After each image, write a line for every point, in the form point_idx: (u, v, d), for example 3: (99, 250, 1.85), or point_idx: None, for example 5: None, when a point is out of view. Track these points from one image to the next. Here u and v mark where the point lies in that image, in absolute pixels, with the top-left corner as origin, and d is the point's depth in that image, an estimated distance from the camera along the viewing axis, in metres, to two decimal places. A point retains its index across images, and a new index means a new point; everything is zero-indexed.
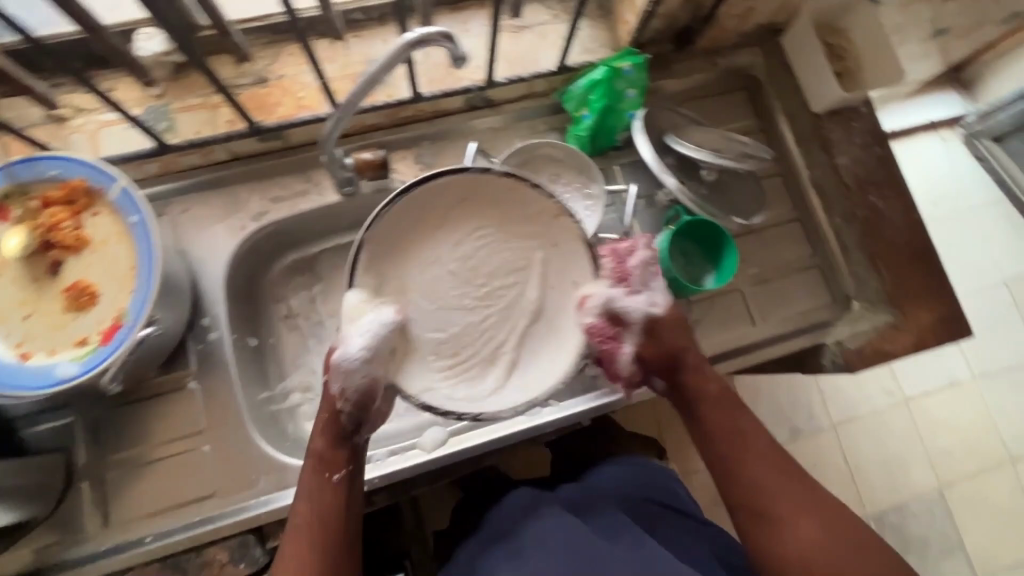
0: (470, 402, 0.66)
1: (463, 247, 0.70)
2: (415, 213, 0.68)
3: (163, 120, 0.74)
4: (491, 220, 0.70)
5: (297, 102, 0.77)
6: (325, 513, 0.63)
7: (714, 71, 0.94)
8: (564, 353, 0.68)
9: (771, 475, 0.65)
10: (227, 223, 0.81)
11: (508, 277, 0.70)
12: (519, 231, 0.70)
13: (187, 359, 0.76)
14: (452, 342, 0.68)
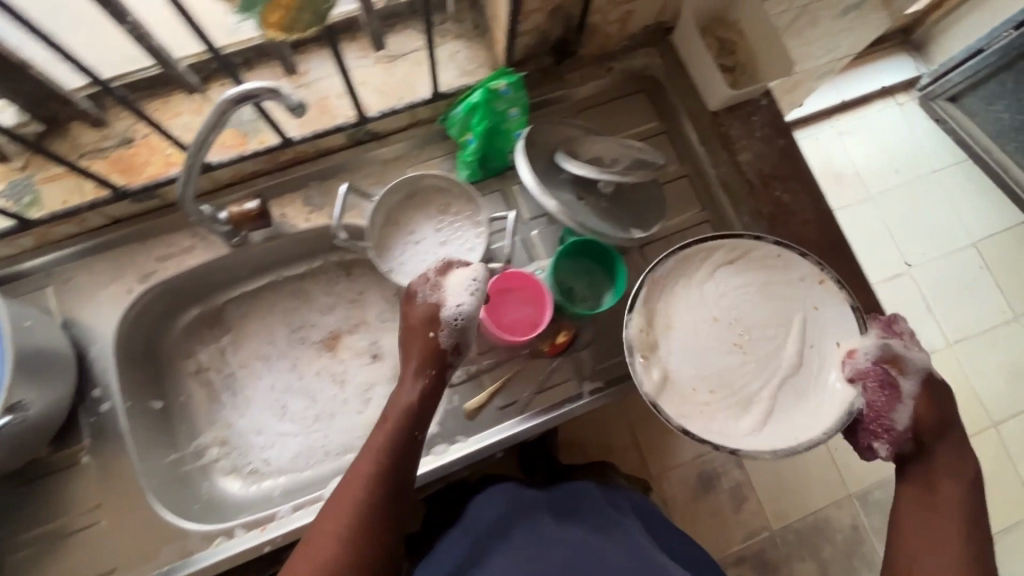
0: (730, 437, 0.71)
1: (728, 298, 0.76)
2: (676, 275, 0.76)
3: (27, 194, 0.73)
4: (756, 277, 0.77)
5: (164, 160, 0.75)
6: (394, 451, 0.67)
7: (608, 77, 0.91)
8: (824, 407, 0.71)
9: (936, 503, 0.68)
10: (113, 288, 0.79)
11: (769, 329, 0.75)
12: (778, 291, 0.76)
13: (80, 434, 0.75)
14: (712, 379, 0.74)
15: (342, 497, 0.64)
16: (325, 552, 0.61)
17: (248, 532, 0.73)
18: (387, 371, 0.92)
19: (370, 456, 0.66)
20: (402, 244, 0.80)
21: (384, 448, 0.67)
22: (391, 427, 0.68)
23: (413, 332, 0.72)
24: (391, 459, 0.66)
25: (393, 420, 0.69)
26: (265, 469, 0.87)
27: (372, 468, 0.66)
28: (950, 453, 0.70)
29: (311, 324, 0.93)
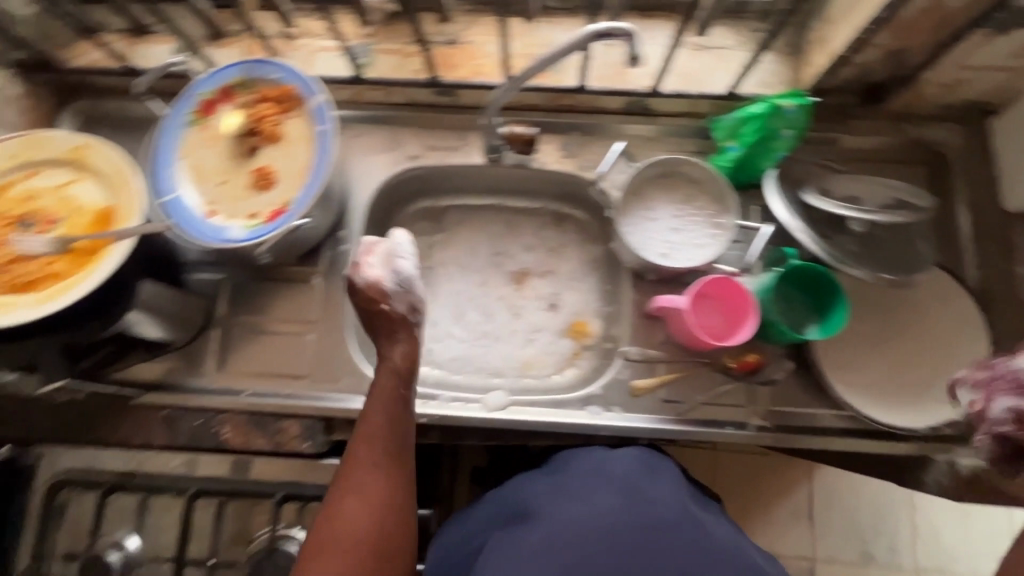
0: (826, 370, 0.79)
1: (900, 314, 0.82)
2: (937, 324, 0.80)
3: (365, 55, 0.86)
4: (937, 317, 0.80)
5: (475, 68, 0.86)
6: (393, 419, 0.68)
7: (896, 137, 0.87)
8: (921, 413, 0.77)
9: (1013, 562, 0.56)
10: (386, 156, 0.91)
11: (914, 360, 0.80)
12: (948, 343, 0.79)
13: (320, 259, 0.87)
14: (843, 345, 0.81)
15: (339, 511, 0.63)
16: (348, 531, 0.61)
17: (412, 398, 0.81)
18: (557, 322, 0.97)
19: (361, 472, 0.65)
20: (634, 216, 0.82)
21: (374, 456, 0.66)
22: (370, 441, 0.66)
23: (366, 313, 0.73)
24: (383, 466, 0.66)
25: (381, 431, 0.67)
26: (426, 356, 0.96)
27: (372, 478, 0.65)
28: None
29: (509, 254, 1.00)
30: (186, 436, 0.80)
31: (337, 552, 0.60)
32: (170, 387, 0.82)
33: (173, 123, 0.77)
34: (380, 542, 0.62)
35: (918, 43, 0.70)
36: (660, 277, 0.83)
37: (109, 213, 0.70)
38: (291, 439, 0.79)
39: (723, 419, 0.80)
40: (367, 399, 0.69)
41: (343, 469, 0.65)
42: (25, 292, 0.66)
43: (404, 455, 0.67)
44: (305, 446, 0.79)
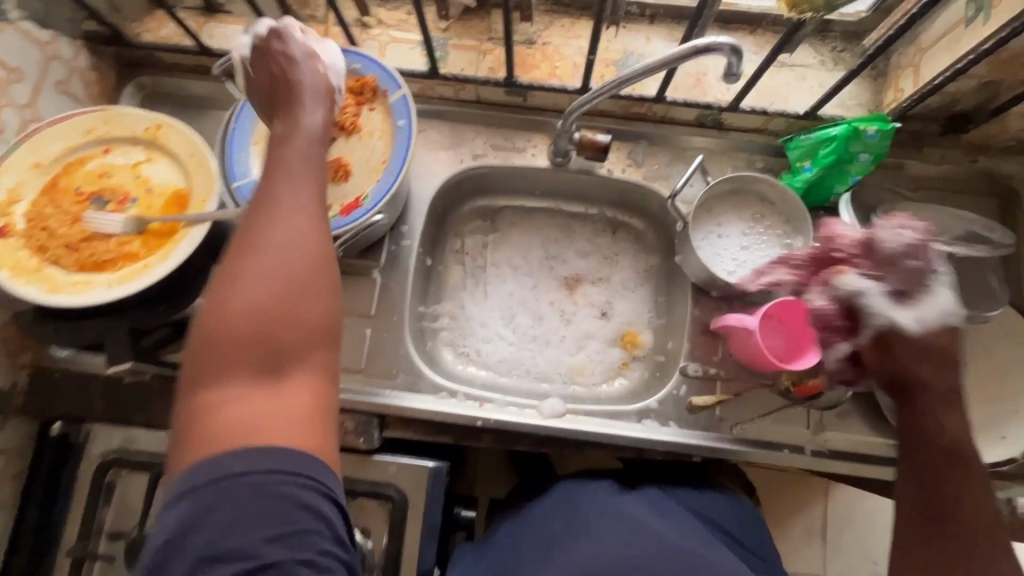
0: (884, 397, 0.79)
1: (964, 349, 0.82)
2: (997, 363, 0.80)
3: (440, 50, 0.85)
4: (999, 356, 0.81)
5: (551, 70, 0.84)
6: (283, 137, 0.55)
7: (970, 169, 0.86)
8: (975, 449, 0.77)
9: (950, 472, 0.61)
10: (450, 153, 0.90)
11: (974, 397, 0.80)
12: (1009, 383, 0.80)
13: (380, 254, 0.86)
14: None
15: (279, 175, 0.52)
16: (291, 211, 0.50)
17: (467, 400, 0.81)
18: (608, 331, 0.96)
19: (290, 176, 0.52)
20: (704, 231, 0.82)
21: (282, 164, 0.53)
22: (290, 139, 0.55)
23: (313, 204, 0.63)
24: (294, 198, 0.51)
25: (296, 158, 0.53)
26: (474, 356, 0.96)
27: (278, 218, 0.49)
28: (927, 424, 0.64)
29: (563, 259, 0.99)
30: None
31: (263, 271, 0.47)
32: None
33: (248, 107, 0.76)
34: (299, 233, 0.49)
35: (1016, 76, 0.69)
36: (723, 294, 0.82)
37: (183, 196, 0.70)
38: (344, 433, 0.79)
39: (780, 441, 0.79)
40: (279, 136, 0.55)
41: (272, 163, 0.53)
42: (100, 272, 0.66)
43: (281, 186, 0.51)
44: (359, 441, 0.79)
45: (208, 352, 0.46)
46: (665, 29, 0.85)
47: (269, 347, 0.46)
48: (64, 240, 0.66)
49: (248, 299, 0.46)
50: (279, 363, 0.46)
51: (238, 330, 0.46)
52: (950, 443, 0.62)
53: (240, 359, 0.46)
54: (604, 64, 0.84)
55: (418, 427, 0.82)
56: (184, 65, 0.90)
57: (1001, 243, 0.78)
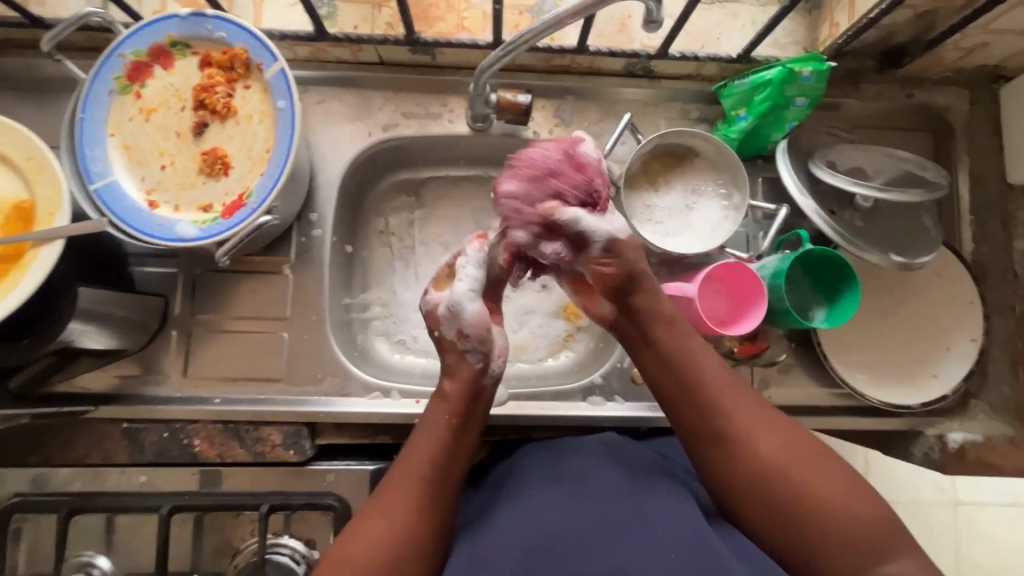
0: (829, 350, 0.78)
1: (904, 296, 0.80)
2: (938, 305, 0.79)
3: (326, 6, 0.74)
4: (938, 297, 0.79)
5: (459, 21, 0.74)
6: (438, 457, 0.60)
7: (905, 104, 0.82)
8: (915, 394, 0.77)
9: (810, 473, 0.56)
10: (356, 125, 0.80)
11: (914, 341, 0.79)
12: (947, 323, 0.79)
13: (289, 248, 0.77)
14: (847, 327, 0.79)
15: (407, 464, 0.59)
16: (393, 506, 0.57)
17: (403, 398, 0.76)
18: (551, 304, 0.91)
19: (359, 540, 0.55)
20: (638, 194, 0.76)
21: (411, 489, 0.58)
22: (454, 395, 0.63)
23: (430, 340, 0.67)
24: (418, 494, 0.58)
25: (394, 496, 0.58)
26: (412, 344, 0.89)
27: (392, 499, 0.57)
28: (781, 439, 0.59)
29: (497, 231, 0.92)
30: (153, 450, 0.73)
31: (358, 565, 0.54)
32: (128, 397, 0.74)
33: (96, 90, 0.63)
34: (414, 520, 0.56)
35: (949, 3, 0.64)
36: (662, 260, 0.78)
37: (26, 211, 0.58)
38: (272, 448, 0.73)
39: None
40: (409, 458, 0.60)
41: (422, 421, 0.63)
42: None
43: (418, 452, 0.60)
44: (290, 454, 0.74)
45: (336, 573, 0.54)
46: None
47: None
48: None
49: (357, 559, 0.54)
50: None
51: None
52: (727, 410, 0.60)
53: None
54: (518, 13, 0.74)
55: (353, 430, 0.78)
56: (18, 40, 0.75)
57: (935, 183, 0.75)
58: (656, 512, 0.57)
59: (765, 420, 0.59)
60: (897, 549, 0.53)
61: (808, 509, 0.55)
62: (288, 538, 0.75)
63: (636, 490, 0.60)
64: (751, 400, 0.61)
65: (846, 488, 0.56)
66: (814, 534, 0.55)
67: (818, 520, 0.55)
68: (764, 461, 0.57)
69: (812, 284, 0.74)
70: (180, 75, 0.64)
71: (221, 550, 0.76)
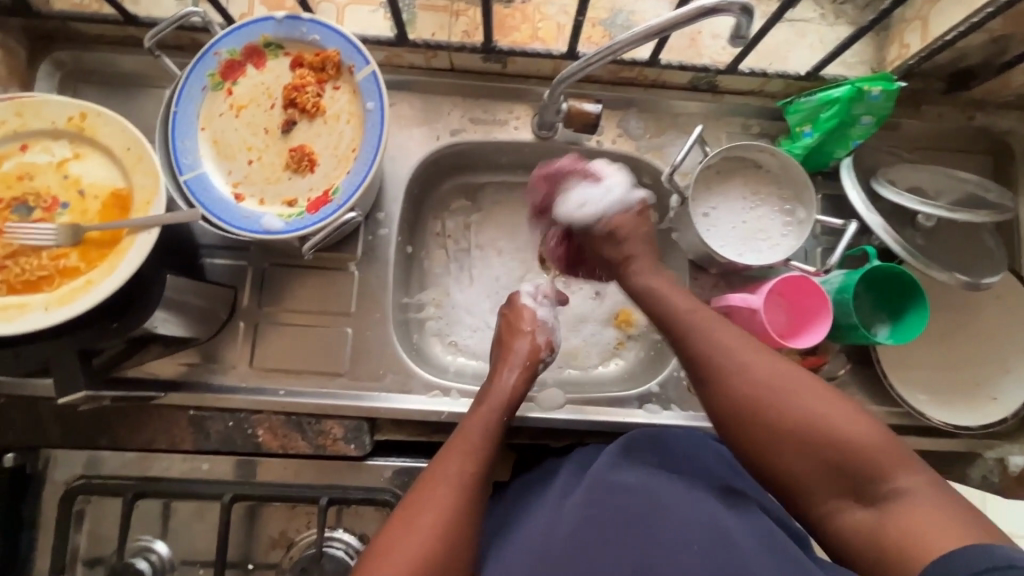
0: (888, 368, 0.78)
1: (964, 317, 0.80)
2: (997, 327, 0.79)
3: (407, 13, 0.76)
4: (999, 320, 0.79)
5: (533, 32, 0.77)
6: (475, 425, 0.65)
7: (967, 126, 0.83)
8: (976, 415, 0.77)
9: (812, 410, 0.56)
10: (425, 129, 0.82)
11: (973, 363, 0.79)
12: (1008, 345, 0.79)
13: (356, 245, 0.79)
14: (906, 346, 0.79)
15: (439, 470, 0.60)
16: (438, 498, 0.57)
17: (463, 398, 0.77)
18: (603, 311, 0.92)
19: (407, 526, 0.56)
20: (699, 205, 0.77)
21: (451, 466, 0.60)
22: (493, 405, 0.69)
23: (509, 330, 0.78)
24: (456, 468, 0.60)
25: (429, 491, 0.58)
26: (463, 345, 0.90)
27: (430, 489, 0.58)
28: (782, 377, 0.59)
29: None
30: (217, 439, 0.74)
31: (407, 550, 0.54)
32: (195, 385, 0.75)
33: (190, 86, 0.66)
34: (451, 528, 0.56)
35: None
36: (723, 271, 0.79)
37: (123, 199, 0.60)
38: (334, 442, 0.74)
39: None
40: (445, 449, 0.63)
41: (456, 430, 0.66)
42: (35, 291, 0.57)
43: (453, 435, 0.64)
44: (351, 449, 0.75)
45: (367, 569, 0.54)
46: None
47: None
48: None
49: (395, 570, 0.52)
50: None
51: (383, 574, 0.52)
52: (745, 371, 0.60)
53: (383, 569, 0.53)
54: (591, 25, 0.76)
55: (410, 428, 0.78)
56: (108, 37, 0.78)
57: (1000, 205, 0.75)
58: (677, 504, 0.57)
59: (772, 368, 0.59)
60: (894, 466, 0.53)
61: (794, 431, 0.56)
62: (342, 532, 0.76)
63: (658, 486, 0.59)
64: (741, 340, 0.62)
65: (846, 413, 0.55)
66: (801, 458, 0.55)
67: (827, 459, 0.55)
68: (770, 409, 0.57)
69: (875, 301, 0.74)
70: (271, 74, 0.67)
71: (275, 541, 0.76)
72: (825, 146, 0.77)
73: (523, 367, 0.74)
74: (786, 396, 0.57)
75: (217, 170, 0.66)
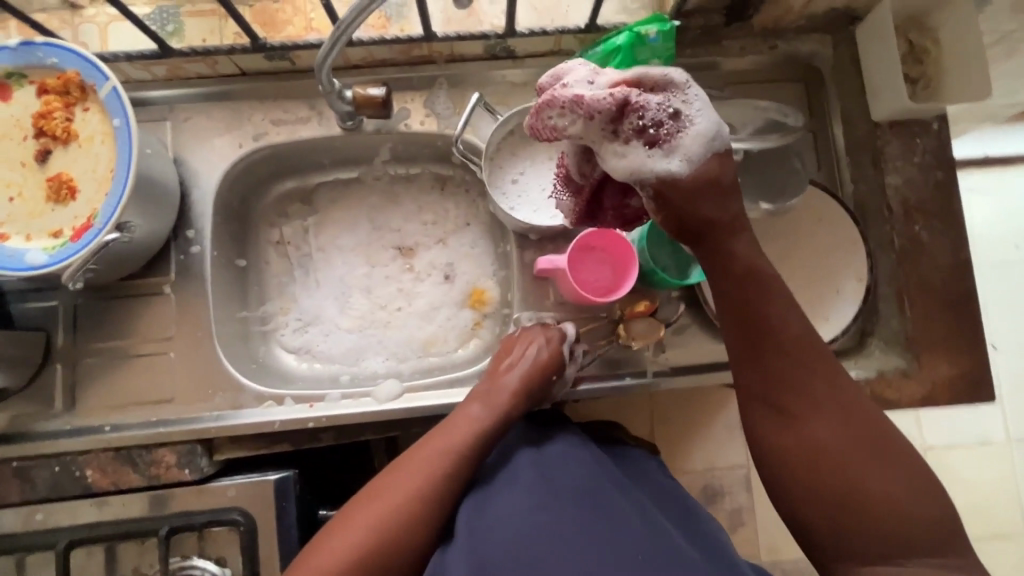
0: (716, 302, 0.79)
1: (787, 245, 0.81)
2: (818, 249, 0.80)
3: (172, 23, 0.74)
4: (820, 242, 0.80)
5: (307, 23, 0.75)
6: (459, 443, 0.64)
7: (769, 55, 0.83)
8: None
9: (871, 465, 0.52)
10: (225, 138, 0.79)
11: (801, 288, 0.80)
12: (832, 266, 0.80)
13: (167, 267, 0.77)
14: None
15: (393, 487, 0.61)
16: (364, 521, 0.58)
17: (297, 403, 0.76)
18: (456, 294, 0.91)
19: (345, 541, 0.57)
20: (507, 172, 0.78)
21: (415, 481, 0.61)
22: (474, 428, 0.65)
23: (507, 352, 0.74)
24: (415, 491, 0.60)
25: (368, 508, 0.59)
26: (316, 351, 0.89)
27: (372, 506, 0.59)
28: (846, 420, 0.54)
29: (394, 228, 0.92)
30: (46, 487, 0.72)
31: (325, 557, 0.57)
32: (19, 435, 0.73)
33: None
34: (381, 551, 0.57)
35: None
36: (543, 235, 0.79)
37: None
38: (167, 470, 0.73)
39: (622, 370, 0.79)
40: (408, 464, 0.62)
41: (441, 426, 0.66)
42: None
43: (419, 449, 0.63)
44: (185, 473, 0.73)
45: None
46: None
47: None
48: None
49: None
50: None
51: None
52: (809, 398, 0.54)
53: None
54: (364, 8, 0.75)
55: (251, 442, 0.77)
56: None
57: (795, 127, 0.76)
58: (628, 516, 0.58)
59: (834, 400, 0.54)
60: (953, 549, 0.51)
61: (849, 494, 0.52)
62: (202, 559, 0.71)
63: (609, 499, 0.60)
64: (814, 361, 0.55)
65: (902, 481, 0.52)
66: (860, 522, 0.52)
67: (864, 510, 0.52)
68: (818, 443, 0.53)
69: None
70: (18, 106, 0.64)
71: None
72: None
73: (506, 390, 0.69)
74: (833, 429, 0.53)
75: None
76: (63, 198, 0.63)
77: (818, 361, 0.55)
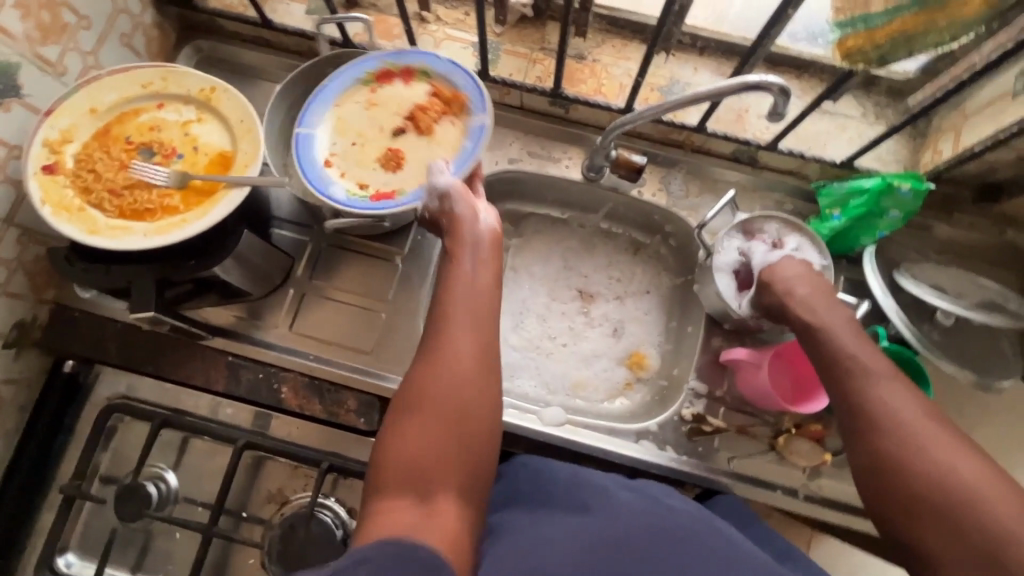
0: None
1: (973, 424, 0.81)
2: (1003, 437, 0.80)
3: (493, 54, 0.88)
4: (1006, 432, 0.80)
5: (598, 86, 0.87)
6: (459, 356, 0.60)
7: (998, 241, 0.86)
8: None
9: (956, 469, 0.51)
10: (486, 154, 0.91)
11: None
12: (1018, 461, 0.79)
13: (404, 241, 0.89)
14: None
15: (431, 388, 0.58)
16: (426, 419, 0.56)
17: None
18: (618, 350, 0.96)
19: (408, 425, 0.56)
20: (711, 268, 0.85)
21: (444, 387, 0.58)
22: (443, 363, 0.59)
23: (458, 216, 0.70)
24: (456, 401, 0.57)
25: (425, 402, 0.57)
26: None
27: (432, 406, 0.57)
28: (932, 427, 0.54)
29: (582, 272, 1.00)
30: (246, 387, 0.81)
31: (412, 433, 0.56)
32: (239, 335, 0.83)
33: (348, 73, 0.79)
34: (441, 448, 0.55)
35: None
36: (737, 327, 0.85)
37: (227, 159, 0.71)
38: (346, 413, 0.80)
39: (774, 481, 0.79)
40: (431, 364, 0.59)
41: (438, 298, 0.64)
42: (137, 220, 0.67)
43: (447, 329, 0.62)
44: (359, 422, 0.80)
45: (439, 488, 0.53)
46: (711, 61, 0.86)
47: (421, 478, 0.53)
48: (108, 185, 0.68)
49: (396, 460, 0.54)
50: (424, 483, 0.53)
51: (384, 471, 0.54)
52: (897, 422, 0.55)
53: (448, 497, 0.53)
54: (650, 88, 0.85)
55: None
56: (244, 35, 0.93)
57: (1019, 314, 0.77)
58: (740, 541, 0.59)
59: (921, 419, 0.55)
60: None
61: (935, 498, 0.51)
62: (333, 501, 0.80)
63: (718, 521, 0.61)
64: (899, 386, 0.58)
65: (993, 485, 0.49)
66: (946, 534, 0.49)
67: (954, 516, 0.49)
68: (896, 456, 0.54)
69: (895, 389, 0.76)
70: (410, 90, 0.79)
71: (271, 496, 0.81)
72: (852, 231, 0.82)
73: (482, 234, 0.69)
74: (912, 432, 0.54)
75: (329, 139, 0.77)
76: (389, 166, 0.75)
77: (901, 389, 0.58)
